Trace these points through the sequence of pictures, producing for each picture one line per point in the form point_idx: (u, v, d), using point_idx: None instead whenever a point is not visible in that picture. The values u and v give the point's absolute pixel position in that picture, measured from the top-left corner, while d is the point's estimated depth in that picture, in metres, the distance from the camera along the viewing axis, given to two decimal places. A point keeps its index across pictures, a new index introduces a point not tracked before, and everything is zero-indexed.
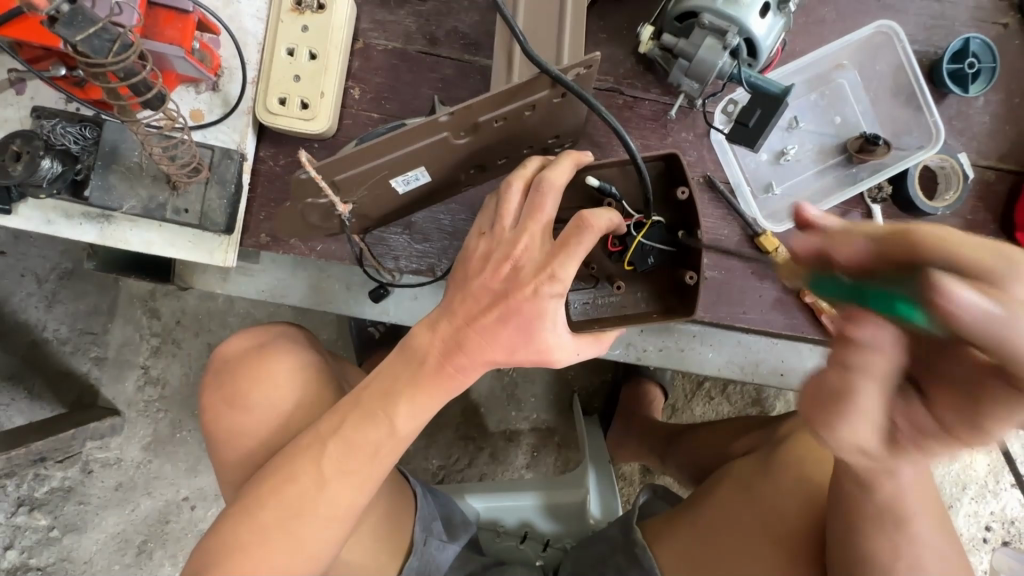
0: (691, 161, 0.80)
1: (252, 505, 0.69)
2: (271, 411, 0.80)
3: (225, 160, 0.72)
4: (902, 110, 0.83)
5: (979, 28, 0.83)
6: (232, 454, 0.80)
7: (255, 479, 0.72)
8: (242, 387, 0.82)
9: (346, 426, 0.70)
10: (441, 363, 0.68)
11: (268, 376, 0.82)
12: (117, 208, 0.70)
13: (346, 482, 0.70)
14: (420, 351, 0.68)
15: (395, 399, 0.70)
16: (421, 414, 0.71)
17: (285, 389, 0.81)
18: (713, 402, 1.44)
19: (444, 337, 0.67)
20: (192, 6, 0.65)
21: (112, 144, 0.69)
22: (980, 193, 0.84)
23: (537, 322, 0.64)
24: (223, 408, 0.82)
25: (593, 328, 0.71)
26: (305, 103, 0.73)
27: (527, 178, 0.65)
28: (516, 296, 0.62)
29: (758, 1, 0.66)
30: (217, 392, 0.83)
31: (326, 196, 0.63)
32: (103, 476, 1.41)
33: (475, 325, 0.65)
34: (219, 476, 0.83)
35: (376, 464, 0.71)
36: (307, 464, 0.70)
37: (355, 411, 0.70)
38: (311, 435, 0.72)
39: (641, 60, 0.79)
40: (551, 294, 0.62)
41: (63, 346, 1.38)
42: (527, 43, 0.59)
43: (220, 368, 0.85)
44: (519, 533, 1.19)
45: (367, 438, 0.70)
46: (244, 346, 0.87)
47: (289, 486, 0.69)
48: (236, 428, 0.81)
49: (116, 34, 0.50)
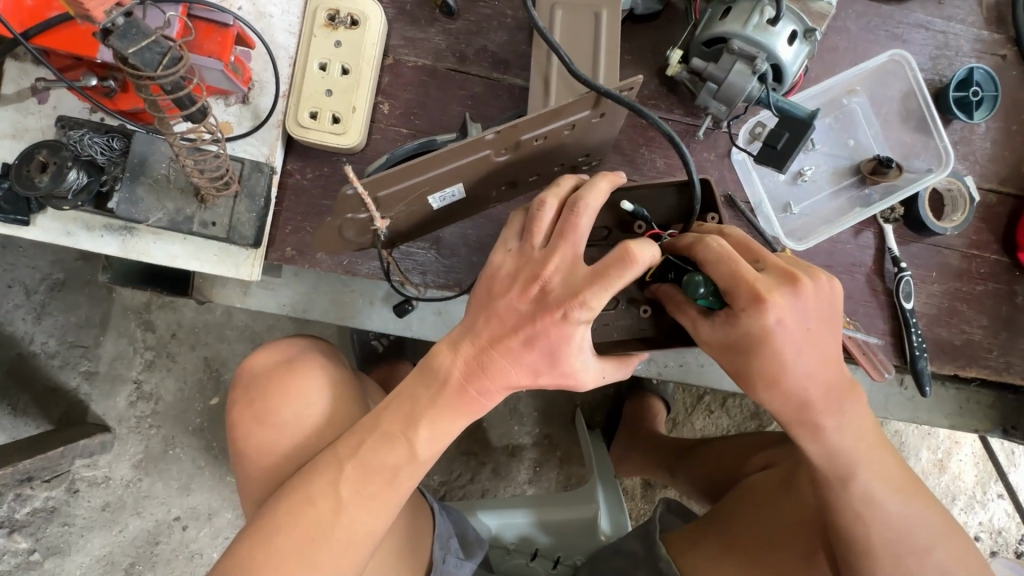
0: (713, 180, 0.82)
1: (271, 532, 0.68)
2: (296, 429, 0.78)
3: (255, 173, 0.71)
4: (910, 135, 0.87)
5: (979, 59, 0.87)
6: (255, 472, 0.79)
7: (271, 501, 0.70)
8: (267, 404, 0.80)
9: (362, 448, 0.69)
10: (463, 385, 0.68)
11: (293, 392, 0.80)
12: (144, 220, 0.68)
13: (362, 507, 0.69)
14: (441, 371, 0.68)
15: (415, 421, 0.69)
16: (442, 435, 0.70)
17: (307, 409, 0.79)
18: (713, 416, 1.46)
19: (467, 357, 0.67)
20: (232, 19, 0.64)
21: (141, 155, 0.68)
22: (982, 215, 0.87)
23: (563, 347, 0.64)
24: (247, 426, 0.80)
25: (618, 350, 0.73)
26: (336, 117, 0.73)
27: (561, 198, 0.66)
28: (542, 320, 0.63)
29: (786, 29, 0.68)
30: (245, 408, 0.81)
31: (366, 211, 0.62)
32: (90, 496, 1.35)
33: (499, 348, 0.66)
34: (243, 494, 0.81)
35: (392, 487, 0.70)
36: (322, 487, 0.69)
37: (374, 434, 0.69)
38: (326, 458, 0.70)
39: (666, 82, 0.81)
40: (580, 321, 0.62)
41: (51, 360, 1.33)
42: (573, 63, 0.61)
43: (246, 382, 0.84)
44: (529, 550, 1.18)
45: (384, 461, 0.69)
46: (272, 360, 0.84)
47: (304, 511, 0.68)
48: (265, 447, 0.79)
49: (167, 47, 0.50)
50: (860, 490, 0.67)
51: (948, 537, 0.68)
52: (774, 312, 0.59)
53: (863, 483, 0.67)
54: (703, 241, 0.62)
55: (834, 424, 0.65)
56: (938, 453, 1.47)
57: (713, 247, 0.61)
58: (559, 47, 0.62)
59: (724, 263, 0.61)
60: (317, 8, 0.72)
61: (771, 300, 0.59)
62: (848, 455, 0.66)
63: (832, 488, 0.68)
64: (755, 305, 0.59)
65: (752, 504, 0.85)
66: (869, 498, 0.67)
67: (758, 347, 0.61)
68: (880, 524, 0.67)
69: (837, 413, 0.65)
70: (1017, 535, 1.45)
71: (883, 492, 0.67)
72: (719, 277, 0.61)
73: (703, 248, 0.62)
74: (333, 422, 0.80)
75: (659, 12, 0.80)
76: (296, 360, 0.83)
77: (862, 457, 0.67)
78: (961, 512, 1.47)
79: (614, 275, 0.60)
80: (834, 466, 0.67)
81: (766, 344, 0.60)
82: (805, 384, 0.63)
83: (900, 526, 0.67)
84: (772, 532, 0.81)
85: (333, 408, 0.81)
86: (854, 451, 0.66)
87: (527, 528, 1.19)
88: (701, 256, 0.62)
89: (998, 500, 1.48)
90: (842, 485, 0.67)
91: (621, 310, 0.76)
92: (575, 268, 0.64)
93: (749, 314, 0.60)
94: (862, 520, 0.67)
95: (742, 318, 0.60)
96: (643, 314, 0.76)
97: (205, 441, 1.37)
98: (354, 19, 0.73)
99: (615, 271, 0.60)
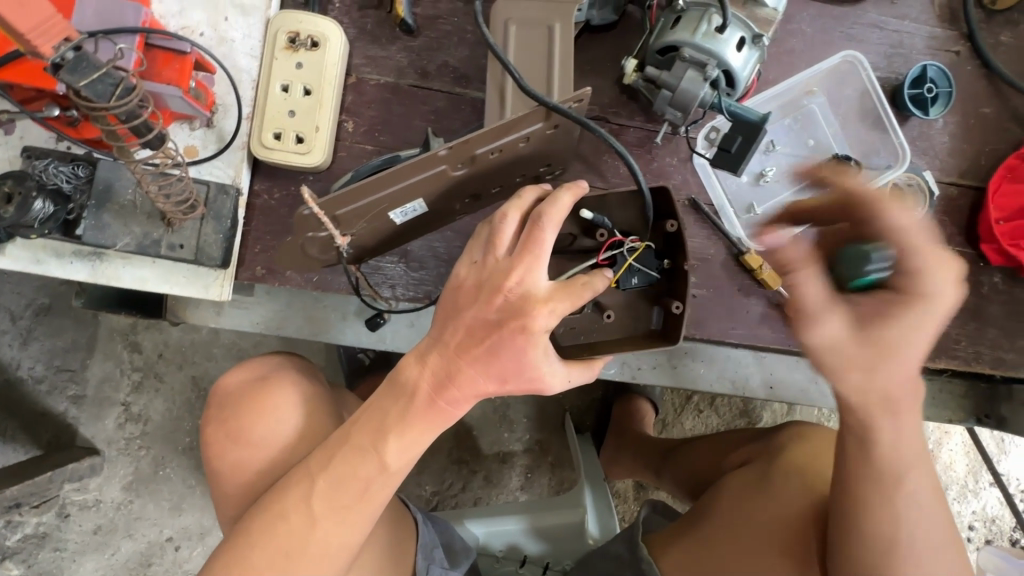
0: (676, 184, 0.84)
1: (246, 547, 0.68)
2: (270, 447, 0.79)
3: (221, 195, 0.73)
4: (869, 132, 0.89)
5: (933, 56, 0.89)
6: (230, 489, 0.80)
7: (246, 516, 0.71)
8: (241, 422, 0.80)
9: (336, 462, 0.70)
10: (432, 397, 0.69)
11: (267, 410, 0.81)
12: (111, 245, 0.69)
13: (336, 520, 0.69)
14: (409, 384, 0.69)
15: (385, 434, 0.69)
16: (413, 447, 0.70)
17: (281, 425, 0.80)
18: (703, 415, 1.46)
19: (435, 370, 0.68)
20: (189, 47, 0.66)
21: (106, 182, 0.69)
22: (944, 208, 0.89)
23: (525, 354, 0.65)
24: (221, 444, 0.81)
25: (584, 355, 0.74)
26: (300, 137, 0.74)
27: (523, 210, 0.67)
28: (505, 330, 0.64)
29: (734, 36, 0.70)
30: (219, 426, 0.82)
31: (326, 229, 0.63)
32: (81, 520, 1.35)
33: (465, 358, 0.66)
34: (219, 510, 0.82)
35: (366, 499, 0.70)
36: (296, 502, 0.69)
37: (345, 447, 0.70)
38: (300, 471, 0.71)
39: (625, 91, 0.83)
40: (539, 330, 0.64)
41: (38, 386, 1.34)
42: (523, 83, 0.63)
43: (219, 401, 0.84)
44: (518, 558, 1.19)
45: (357, 474, 0.69)
46: (246, 378, 0.85)
47: (279, 526, 0.69)
48: (239, 465, 0.79)
49: (120, 78, 0.51)
50: (908, 490, 0.61)
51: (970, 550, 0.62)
52: (942, 279, 0.58)
53: (913, 486, 0.61)
54: (892, 203, 0.58)
55: (901, 421, 0.61)
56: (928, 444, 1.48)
57: (906, 211, 0.58)
58: (512, 69, 0.64)
59: (918, 228, 0.57)
60: (278, 31, 0.73)
61: (951, 266, 0.58)
62: (904, 450, 0.61)
63: (879, 482, 0.61)
64: (937, 274, 0.58)
65: (731, 502, 0.84)
66: (913, 502, 0.61)
67: (879, 322, 0.59)
68: (916, 528, 0.60)
69: (911, 409, 0.61)
70: (1010, 523, 1.46)
71: (926, 496, 0.61)
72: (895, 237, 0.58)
73: (902, 212, 0.58)
74: (308, 438, 0.81)
75: (615, 23, 0.82)
76: (269, 377, 0.84)
77: (910, 461, 0.61)
78: (955, 502, 1.48)
79: (578, 294, 0.64)
80: (890, 461, 0.61)
81: (896, 321, 0.59)
82: (893, 374, 0.59)
83: (928, 540, 0.60)
84: (764, 532, 0.78)
85: (309, 423, 0.82)
86: (907, 451, 0.61)
87: (514, 535, 1.19)
88: (891, 218, 0.58)
89: (990, 488, 1.48)
90: (890, 485, 0.61)
91: (587, 316, 0.78)
92: (536, 278, 0.64)
93: (914, 285, 0.58)
94: (902, 526, 0.60)
95: (910, 288, 0.59)
96: (607, 320, 0.77)
97: (195, 461, 1.37)
98: (314, 40, 0.74)
99: (581, 293, 0.64)
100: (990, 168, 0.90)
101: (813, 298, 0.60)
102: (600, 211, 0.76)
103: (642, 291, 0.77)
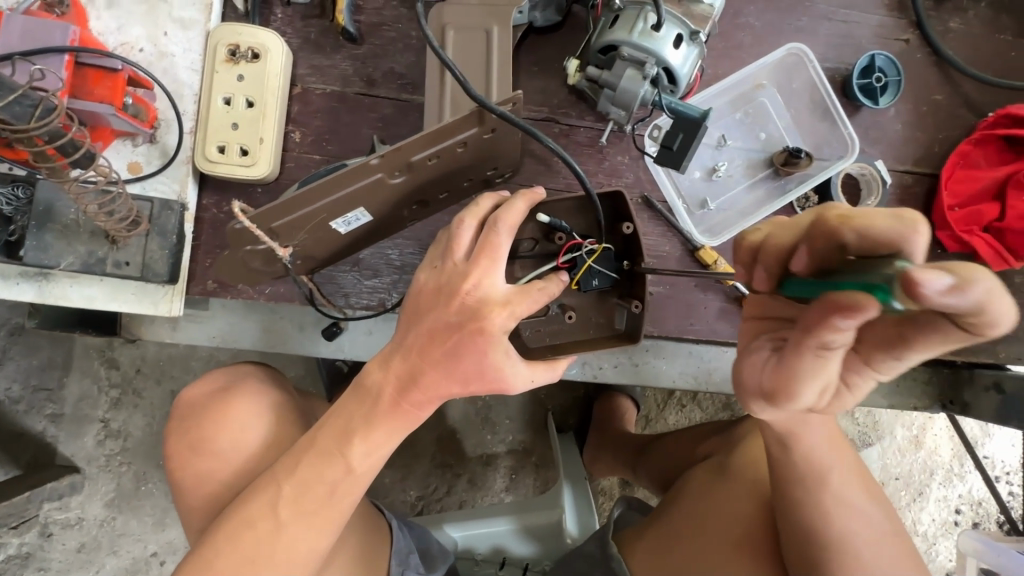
0: (628, 183, 0.84)
1: (209, 556, 0.65)
2: (233, 457, 0.78)
3: (165, 211, 0.72)
4: (819, 124, 0.89)
5: (883, 45, 0.89)
6: (195, 499, 0.78)
7: (213, 525, 0.67)
8: (205, 431, 0.80)
9: (303, 466, 0.66)
10: (396, 400, 0.65)
11: (229, 421, 0.80)
12: (54, 265, 0.69)
13: (304, 525, 0.66)
14: (374, 387, 0.66)
15: (352, 436, 0.66)
16: (380, 448, 0.67)
17: (244, 435, 0.79)
18: (685, 409, 1.45)
19: (399, 372, 0.65)
20: (120, 64, 0.66)
21: (46, 203, 0.68)
22: (899, 195, 0.89)
23: (489, 352, 0.62)
24: (183, 455, 0.80)
25: (548, 355, 0.73)
26: (244, 150, 0.73)
27: (480, 216, 0.64)
28: (468, 330, 0.61)
29: (671, 34, 0.70)
30: (182, 438, 0.81)
31: (264, 242, 0.64)
32: (64, 539, 1.34)
33: (428, 359, 0.63)
34: (186, 522, 0.80)
35: (335, 502, 0.67)
36: (262, 509, 0.66)
37: (311, 451, 0.67)
38: (266, 477, 0.67)
39: (573, 91, 0.83)
40: (499, 330, 0.61)
41: (16, 406, 1.32)
42: (462, 77, 0.60)
43: (180, 413, 0.83)
44: (496, 560, 1.17)
45: (324, 478, 0.66)
46: (208, 390, 0.84)
47: (244, 532, 0.65)
48: (202, 475, 0.78)
49: (38, 99, 0.52)
50: (834, 490, 0.66)
51: (902, 542, 0.66)
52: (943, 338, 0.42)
53: (836, 486, 0.67)
54: (869, 216, 0.46)
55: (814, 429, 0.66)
56: (911, 431, 1.46)
57: (884, 218, 0.45)
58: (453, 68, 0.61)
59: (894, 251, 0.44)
60: (218, 43, 0.73)
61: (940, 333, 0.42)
62: (822, 453, 0.67)
63: (807, 487, 0.66)
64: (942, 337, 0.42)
65: (693, 496, 0.85)
66: (841, 500, 0.66)
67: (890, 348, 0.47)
68: (845, 520, 0.65)
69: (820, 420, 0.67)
70: (996, 506, 1.45)
71: (852, 491, 0.67)
72: (979, 329, 0.39)
73: (877, 222, 0.45)
74: (276, 442, 0.80)
75: (560, 23, 0.81)
76: (232, 387, 0.83)
77: (831, 462, 0.67)
78: (940, 487, 1.47)
79: (537, 298, 0.62)
80: (811, 466, 0.66)
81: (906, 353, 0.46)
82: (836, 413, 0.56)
83: (866, 534, 0.65)
84: (723, 528, 0.79)
85: (274, 429, 0.81)
86: (828, 450, 0.68)
87: (498, 537, 1.17)
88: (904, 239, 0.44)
89: (975, 471, 1.48)
90: (816, 482, 0.66)
91: (551, 318, 0.77)
92: (495, 281, 0.62)
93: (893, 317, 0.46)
94: (831, 518, 0.65)
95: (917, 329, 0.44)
96: (569, 320, 0.77)
97: None
98: (255, 51, 0.74)
99: (537, 298, 0.61)
100: (944, 154, 0.90)
101: (821, 380, 0.48)
102: (550, 212, 0.76)
103: (604, 292, 0.77)
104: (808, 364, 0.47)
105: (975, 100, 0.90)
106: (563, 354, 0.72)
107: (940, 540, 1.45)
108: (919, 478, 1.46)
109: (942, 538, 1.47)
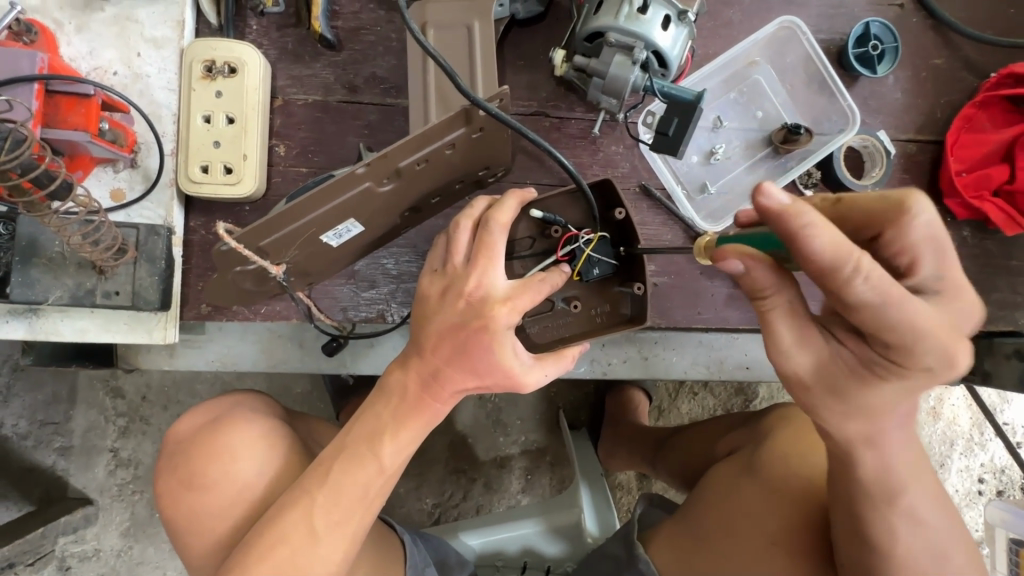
0: (624, 173, 0.82)
1: None
2: (230, 494, 0.71)
3: (152, 236, 0.70)
4: (817, 97, 0.86)
5: (876, 11, 0.86)
6: (192, 540, 0.72)
7: (239, 549, 0.62)
8: (194, 467, 0.72)
9: (333, 474, 0.63)
10: (423, 396, 0.63)
11: (222, 453, 0.72)
12: (43, 300, 0.67)
13: (339, 533, 0.63)
14: (397, 389, 0.63)
15: (380, 438, 0.63)
16: (410, 446, 0.65)
17: (240, 468, 0.71)
18: (698, 397, 1.42)
19: (420, 371, 0.62)
20: (92, 89, 0.65)
21: (30, 237, 0.67)
22: (904, 165, 0.86)
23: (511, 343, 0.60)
24: (176, 493, 0.73)
25: (558, 347, 0.72)
26: (228, 168, 0.71)
27: (475, 217, 0.62)
28: (488, 326, 0.58)
29: (659, 15, 0.68)
30: (173, 476, 0.74)
31: (254, 261, 0.62)
32: (82, 572, 1.32)
33: (451, 362, 0.60)
34: (185, 566, 0.74)
35: (371, 505, 0.64)
36: (295, 522, 0.62)
37: (339, 457, 0.63)
38: (295, 491, 0.63)
39: (561, 83, 0.80)
40: (507, 326, 0.59)
41: (24, 442, 1.31)
42: (450, 73, 0.57)
43: (171, 450, 0.76)
44: (519, 563, 1.13)
45: (355, 483, 0.63)
46: (199, 423, 0.77)
47: (278, 549, 0.61)
48: (199, 514, 0.71)
49: (7, 131, 0.50)
50: (904, 502, 0.59)
51: (963, 542, 0.62)
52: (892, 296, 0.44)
53: (907, 498, 0.59)
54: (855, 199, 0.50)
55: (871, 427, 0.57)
56: (929, 402, 1.43)
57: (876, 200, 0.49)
58: (439, 61, 0.58)
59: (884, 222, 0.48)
60: (193, 61, 0.71)
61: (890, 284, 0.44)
62: (896, 467, 0.58)
63: (872, 506, 0.59)
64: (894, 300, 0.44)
65: (715, 496, 0.82)
66: (912, 513, 0.59)
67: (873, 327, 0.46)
68: (911, 536, 0.60)
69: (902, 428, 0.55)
70: (1020, 472, 1.42)
71: (923, 509, 0.60)
72: (809, 262, 0.44)
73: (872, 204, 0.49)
74: (275, 478, 0.72)
75: (543, 14, 0.79)
76: (221, 419, 0.76)
77: (909, 475, 0.58)
78: (962, 457, 1.44)
79: (539, 288, 0.60)
80: (879, 484, 0.58)
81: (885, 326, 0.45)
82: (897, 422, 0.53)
83: (929, 537, 0.60)
84: (760, 523, 0.76)
85: (271, 464, 0.73)
86: (909, 472, 0.58)
87: (520, 540, 1.14)
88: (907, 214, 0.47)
89: (996, 438, 1.45)
90: (890, 505, 0.59)
91: (556, 311, 0.75)
92: (494, 278, 0.60)
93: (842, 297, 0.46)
94: (893, 530, 0.60)
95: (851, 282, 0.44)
96: (574, 309, 0.75)
97: None
98: (231, 66, 0.71)
99: (539, 288, 0.60)
100: (948, 120, 0.87)
101: (796, 332, 0.50)
102: (546, 209, 0.74)
103: (605, 279, 0.74)
104: (779, 315, 0.50)
105: (977, 62, 0.87)
106: (573, 342, 0.71)
107: (965, 511, 1.43)
108: (940, 450, 1.43)
109: (966, 508, 1.44)
